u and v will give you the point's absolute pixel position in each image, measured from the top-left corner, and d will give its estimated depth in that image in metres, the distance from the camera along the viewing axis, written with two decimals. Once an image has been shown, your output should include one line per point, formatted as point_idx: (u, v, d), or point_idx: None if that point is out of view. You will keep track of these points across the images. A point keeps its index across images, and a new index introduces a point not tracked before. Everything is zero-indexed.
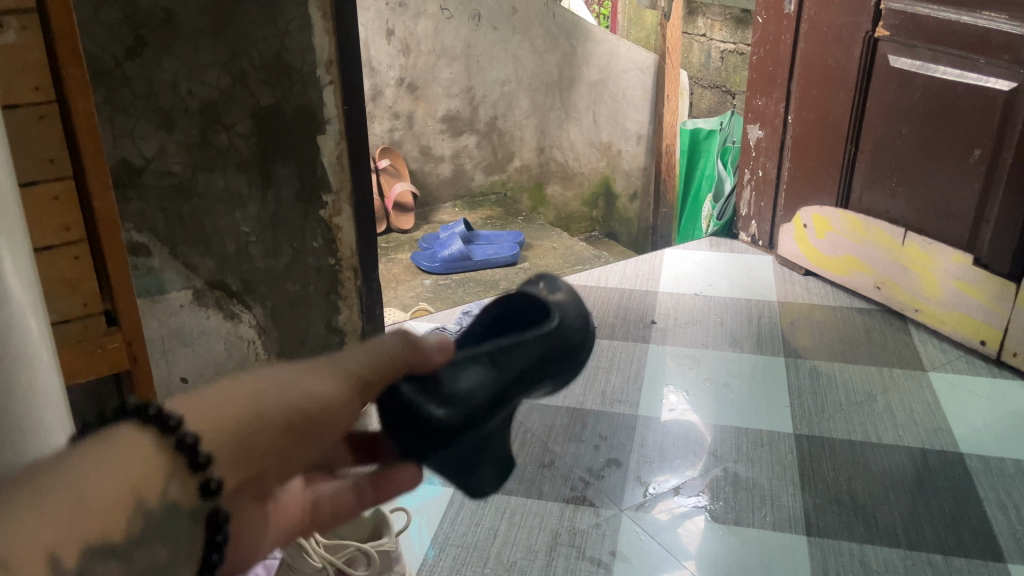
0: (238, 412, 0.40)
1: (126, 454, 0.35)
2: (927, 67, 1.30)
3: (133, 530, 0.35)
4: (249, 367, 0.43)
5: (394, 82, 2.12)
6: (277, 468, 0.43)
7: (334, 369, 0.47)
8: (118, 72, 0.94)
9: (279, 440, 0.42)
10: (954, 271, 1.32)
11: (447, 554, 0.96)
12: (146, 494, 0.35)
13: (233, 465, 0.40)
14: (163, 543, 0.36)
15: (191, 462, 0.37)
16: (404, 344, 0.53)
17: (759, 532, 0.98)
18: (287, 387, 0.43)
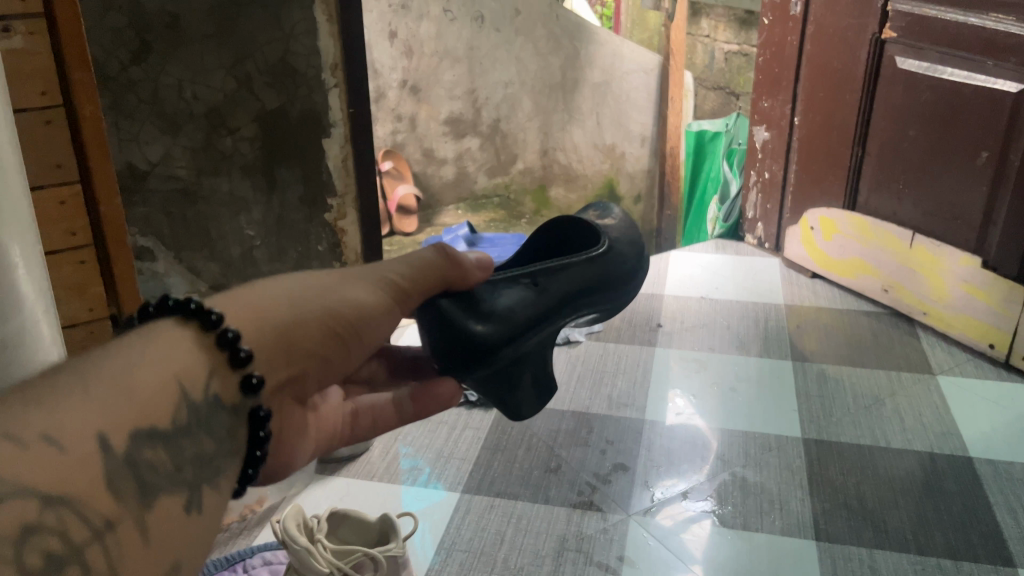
0: (269, 315, 0.54)
1: (170, 347, 0.48)
2: (934, 69, 1.29)
3: (178, 415, 0.46)
4: (290, 278, 0.57)
5: (396, 85, 2.21)
6: (316, 361, 0.57)
7: (367, 280, 0.60)
8: (123, 76, 0.97)
9: (318, 344, 0.56)
10: (962, 273, 1.31)
11: (454, 560, 0.95)
12: (188, 380, 0.48)
13: (278, 358, 0.54)
14: (204, 432, 0.48)
15: (232, 353, 0.50)
16: (443, 261, 0.64)
17: (767, 537, 0.97)
18: (332, 295, 0.57)
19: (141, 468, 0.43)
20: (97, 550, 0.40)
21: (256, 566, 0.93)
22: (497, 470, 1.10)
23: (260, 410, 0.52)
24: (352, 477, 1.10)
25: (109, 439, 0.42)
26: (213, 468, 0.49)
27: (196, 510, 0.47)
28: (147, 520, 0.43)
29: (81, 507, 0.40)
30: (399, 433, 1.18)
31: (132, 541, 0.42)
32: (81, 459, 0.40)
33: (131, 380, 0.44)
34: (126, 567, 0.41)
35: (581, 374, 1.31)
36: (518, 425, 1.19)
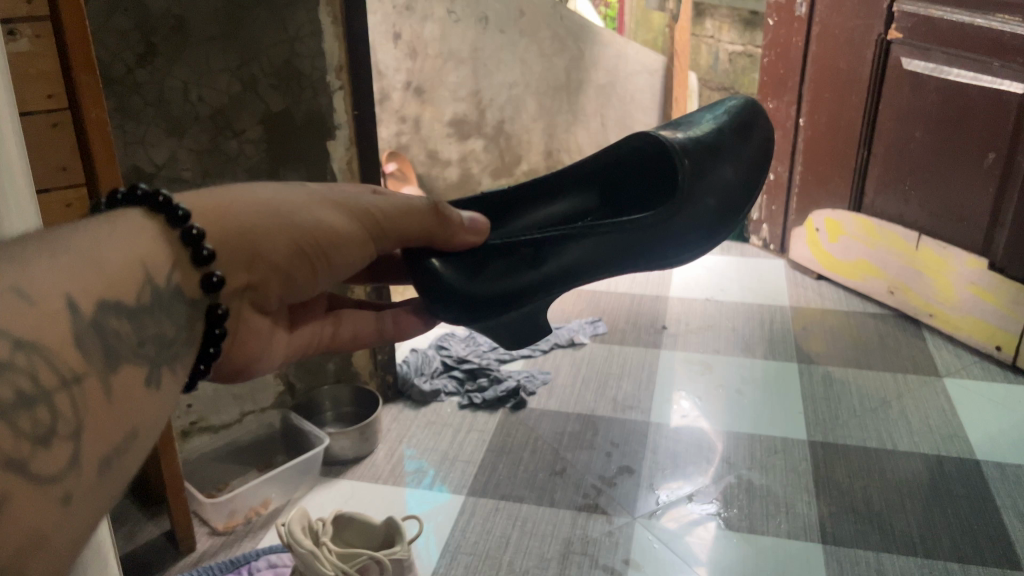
0: (231, 214, 0.57)
1: (137, 230, 0.50)
2: (940, 70, 1.29)
3: (142, 294, 0.48)
4: (262, 188, 0.60)
5: (400, 86, 1.97)
6: (276, 274, 0.61)
7: (345, 209, 0.64)
8: (129, 79, 0.92)
9: (281, 257, 0.60)
10: (969, 275, 1.31)
11: (459, 563, 0.95)
12: (152, 265, 0.49)
13: (238, 261, 0.57)
14: (164, 316, 0.50)
15: (195, 250, 0.53)
16: (432, 211, 0.69)
17: (773, 540, 0.97)
18: (299, 216, 0.61)
19: (106, 333, 0.44)
20: (64, 397, 0.41)
21: (261, 568, 0.93)
22: (502, 472, 1.10)
23: (218, 309, 0.55)
24: (357, 480, 1.10)
25: (77, 303, 0.42)
26: (171, 353, 0.50)
27: (156, 385, 0.47)
28: (112, 382, 0.44)
29: (52, 356, 0.41)
30: (403, 435, 1.19)
31: (98, 396, 0.43)
32: (49, 316, 0.41)
33: (98, 249, 0.46)
34: (89, 415, 0.42)
35: (585, 377, 1.31)
36: (523, 427, 1.19)
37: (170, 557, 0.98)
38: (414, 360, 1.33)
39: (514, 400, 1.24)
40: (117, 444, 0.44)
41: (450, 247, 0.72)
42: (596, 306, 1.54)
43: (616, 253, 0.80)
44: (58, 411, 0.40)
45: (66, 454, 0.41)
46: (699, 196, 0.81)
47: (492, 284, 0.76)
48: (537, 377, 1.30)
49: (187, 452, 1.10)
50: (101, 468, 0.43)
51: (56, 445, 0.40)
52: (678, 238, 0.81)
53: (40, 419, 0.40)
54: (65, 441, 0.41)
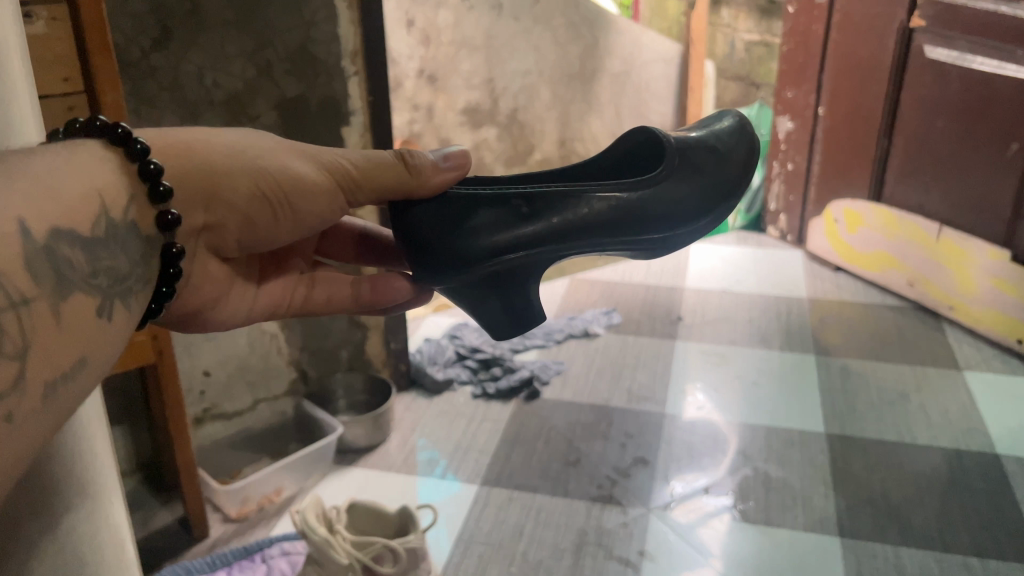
0: (192, 155, 0.60)
1: (93, 162, 0.52)
2: (963, 58, 1.27)
3: (97, 226, 0.50)
4: (224, 135, 0.62)
5: (414, 74, 1.91)
6: (235, 216, 0.63)
7: (314, 155, 0.65)
8: (144, 63, 0.92)
9: (241, 199, 0.63)
10: (990, 267, 1.28)
11: (472, 553, 0.94)
12: (108, 199, 0.51)
13: (191, 200, 0.60)
14: (118, 250, 0.52)
15: (153, 186, 0.55)
16: (400, 163, 0.67)
17: (789, 533, 0.96)
18: (264, 159, 0.63)
19: (59, 261, 0.45)
20: (12, 317, 0.42)
21: (274, 556, 0.93)
22: (516, 462, 1.09)
23: (173, 247, 0.57)
24: (370, 468, 1.10)
25: (28, 227, 0.44)
26: (125, 286, 0.52)
27: (105, 317, 0.49)
28: (61, 309, 0.45)
29: (2, 279, 0.42)
30: (416, 424, 1.18)
31: (46, 319, 0.44)
32: (1, 236, 0.42)
33: (55, 178, 0.48)
34: (36, 340, 0.43)
35: (600, 367, 1.30)
36: (537, 418, 1.18)
37: (182, 544, 0.98)
38: (427, 349, 1.31)
39: (528, 389, 1.23)
40: (63, 372, 0.45)
41: (426, 189, 0.69)
42: (610, 297, 1.53)
43: (597, 221, 0.74)
44: (4, 330, 0.41)
45: (13, 375, 0.41)
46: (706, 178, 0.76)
47: (475, 239, 0.71)
48: (552, 367, 1.29)
49: (200, 439, 1.10)
50: (46, 394, 0.44)
51: (2, 362, 0.41)
52: (674, 216, 0.75)
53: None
54: (12, 361, 0.42)
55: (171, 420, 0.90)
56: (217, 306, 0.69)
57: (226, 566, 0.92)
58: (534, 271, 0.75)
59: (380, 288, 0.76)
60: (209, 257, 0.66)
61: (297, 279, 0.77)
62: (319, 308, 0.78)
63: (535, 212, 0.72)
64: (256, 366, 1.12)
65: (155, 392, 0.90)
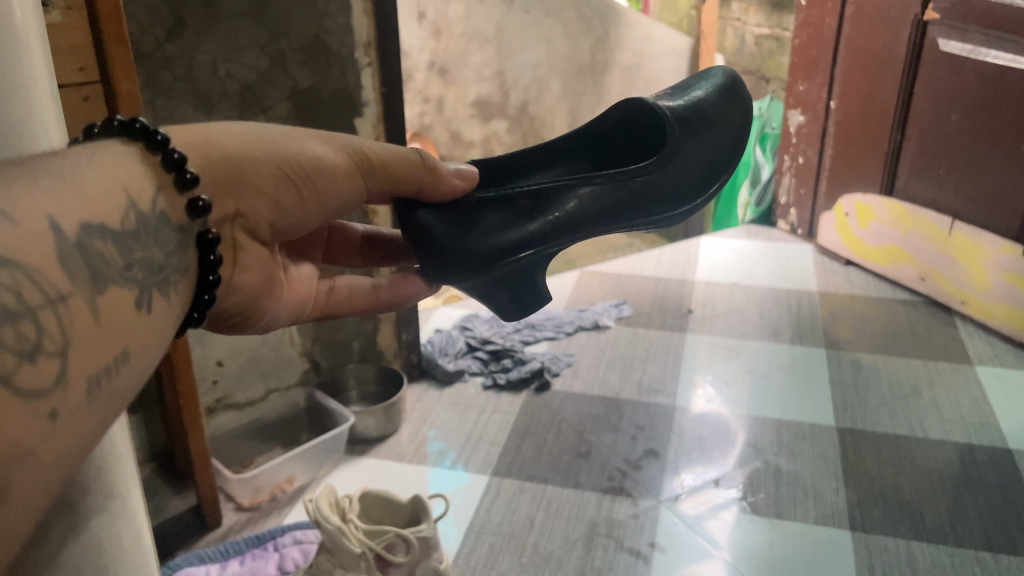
0: (216, 142, 0.57)
1: (118, 159, 0.49)
2: (978, 51, 1.26)
3: (127, 218, 0.47)
4: (238, 124, 0.59)
5: (424, 66, 1.96)
6: (265, 201, 0.60)
7: (333, 141, 0.64)
8: (158, 54, 0.92)
9: (268, 183, 0.60)
10: (1003, 261, 1.28)
11: (483, 543, 0.94)
12: (136, 192, 0.49)
13: (223, 186, 0.57)
14: (152, 242, 0.49)
15: (179, 174, 0.53)
16: (420, 160, 0.68)
17: (801, 526, 0.96)
18: (287, 142, 0.60)
19: (91, 255, 0.42)
20: (49, 314, 0.38)
21: (287, 545, 0.93)
22: (527, 454, 1.09)
23: (209, 233, 0.55)
24: (381, 459, 1.10)
25: (59, 225, 0.41)
26: (163, 277, 0.49)
27: (144, 309, 0.46)
28: (97, 304, 0.42)
29: (36, 277, 0.38)
30: (428, 416, 1.18)
31: (83, 315, 0.41)
32: (35, 234, 0.39)
33: (80, 175, 0.45)
34: (77, 336, 0.40)
35: (610, 359, 1.30)
36: (547, 410, 1.18)
37: (196, 532, 0.99)
38: (438, 340, 1.32)
39: (538, 381, 1.24)
40: (106, 366, 0.42)
41: (439, 185, 0.69)
42: (620, 290, 1.53)
43: (605, 208, 0.76)
44: (43, 327, 0.38)
45: (54, 371, 0.38)
46: (691, 156, 0.79)
47: (491, 238, 0.72)
48: (562, 359, 1.30)
49: (212, 429, 1.11)
50: (90, 390, 0.40)
51: (43, 360, 0.37)
52: (666, 198, 0.78)
53: (27, 334, 0.37)
54: (53, 358, 0.38)
55: (184, 410, 0.91)
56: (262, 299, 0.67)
57: (239, 555, 0.92)
58: (539, 263, 0.76)
59: (400, 292, 0.76)
60: (249, 245, 0.62)
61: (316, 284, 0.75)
62: (338, 309, 0.77)
63: (540, 207, 0.74)
64: (268, 356, 1.12)
65: (169, 383, 0.91)
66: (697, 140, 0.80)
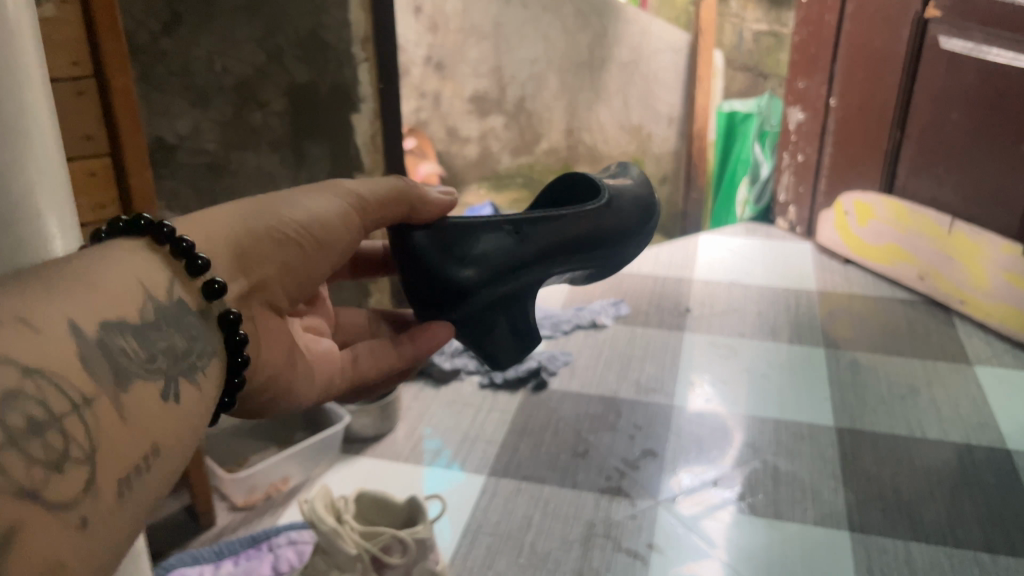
0: (212, 228, 0.56)
1: (133, 258, 0.50)
2: (978, 50, 1.26)
3: (145, 310, 0.48)
4: (230, 204, 0.59)
5: (421, 60, 2.00)
6: (275, 268, 0.59)
7: (323, 190, 0.63)
8: (153, 47, 0.91)
9: (275, 250, 0.59)
10: (1002, 261, 1.27)
11: (480, 543, 0.94)
12: (150, 284, 0.50)
13: (231, 264, 0.57)
14: (173, 329, 0.50)
15: (190, 261, 0.53)
16: (404, 188, 0.65)
17: (799, 527, 0.95)
18: (279, 206, 0.60)
19: (114, 352, 0.44)
20: (76, 421, 0.40)
21: (281, 545, 0.92)
22: (524, 453, 1.09)
23: (230, 313, 0.54)
24: (378, 458, 1.09)
25: (79, 326, 0.43)
26: (188, 363, 0.50)
27: (173, 399, 0.48)
28: (123, 402, 0.44)
29: (63, 383, 0.40)
30: (424, 414, 1.17)
31: (111, 416, 0.43)
32: (56, 340, 0.41)
33: (99, 280, 0.47)
34: (105, 438, 0.42)
35: (609, 358, 1.30)
36: (545, 408, 1.18)
37: (190, 532, 0.98)
38: None
39: (536, 379, 1.23)
40: (137, 465, 0.44)
41: (424, 214, 0.66)
42: (619, 288, 1.52)
43: (579, 238, 0.75)
44: (70, 436, 0.40)
45: (83, 478, 0.40)
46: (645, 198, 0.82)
47: (477, 267, 0.69)
48: (559, 357, 1.29)
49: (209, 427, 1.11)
50: (120, 492, 0.42)
51: (70, 469, 0.39)
52: (627, 232, 0.80)
53: (54, 445, 0.38)
54: (81, 466, 0.40)
55: None
56: (287, 376, 0.62)
57: (233, 555, 0.91)
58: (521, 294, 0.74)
59: (424, 345, 0.69)
60: (271, 321, 0.61)
61: (340, 355, 0.68)
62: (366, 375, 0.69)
63: (526, 235, 0.71)
64: None
65: None
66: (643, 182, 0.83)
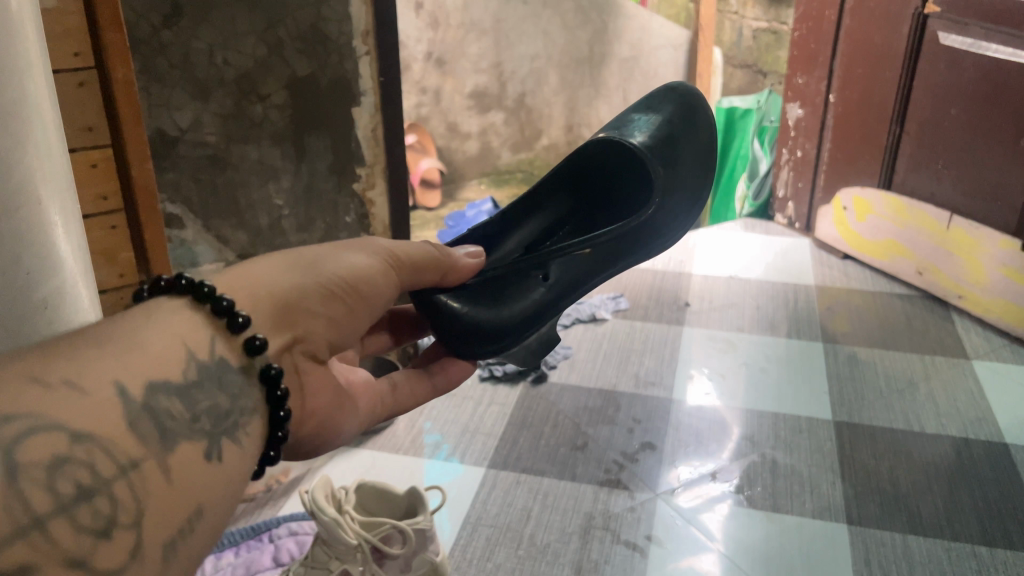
0: (259, 284, 0.57)
1: (173, 316, 0.51)
2: (978, 45, 1.26)
3: (188, 370, 0.50)
4: (271, 257, 0.60)
5: (422, 57, 2.04)
6: (320, 322, 0.61)
7: (362, 248, 0.65)
8: (154, 40, 0.92)
9: (318, 304, 0.61)
10: (1000, 257, 1.28)
11: (480, 535, 0.94)
12: (193, 343, 0.51)
13: (277, 319, 0.58)
14: (216, 388, 0.51)
15: (230, 319, 0.54)
16: (432, 251, 0.71)
17: (798, 520, 0.96)
18: (323, 263, 0.62)
19: (160, 416, 0.46)
20: (123, 485, 0.43)
21: (282, 536, 0.93)
22: (524, 445, 1.09)
23: (271, 368, 0.55)
24: (377, 450, 1.09)
25: (124, 388, 0.45)
26: (230, 421, 0.52)
27: (216, 459, 0.50)
28: (169, 464, 0.46)
29: (110, 447, 0.43)
30: (424, 407, 1.18)
31: (157, 479, 0.45)
32: (102, 402, 0.43)
33: (138, 341, 0.48)
34: (151, 500, 0.44)
35: (607, 353, 1.30)
36: (544, 401, 1.18)
37: None
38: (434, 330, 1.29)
39: (535, 373, 1.24)
40: (180, 528, 0.45)
41: (455, 267, 0.74)
42: (618, 282, 1.53)
43: (607, 254, 0.77)
44: (117, 499, 0.42)
45: (129, 544, 0.42)
46: (674, 192, 0.80)
47: (501, 315, 0.76)
48: (558, 351, 1.29)
49: None
50: (166, 555, 0.44)
51: (118, 535, 0.42)
52: (664, 223, 0.79)
53: (101, 510, 0.41)
54: (127, 531, 0.42)
55: None
56: (332, 423, 0.67)
57: (234, 546, 0.92)
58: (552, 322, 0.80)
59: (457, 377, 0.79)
60: (312, 368, 0.63)
61: (380, 384, 0.75)
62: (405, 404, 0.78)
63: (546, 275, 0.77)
64: None
65: None
66: (677, 162, 0.81)
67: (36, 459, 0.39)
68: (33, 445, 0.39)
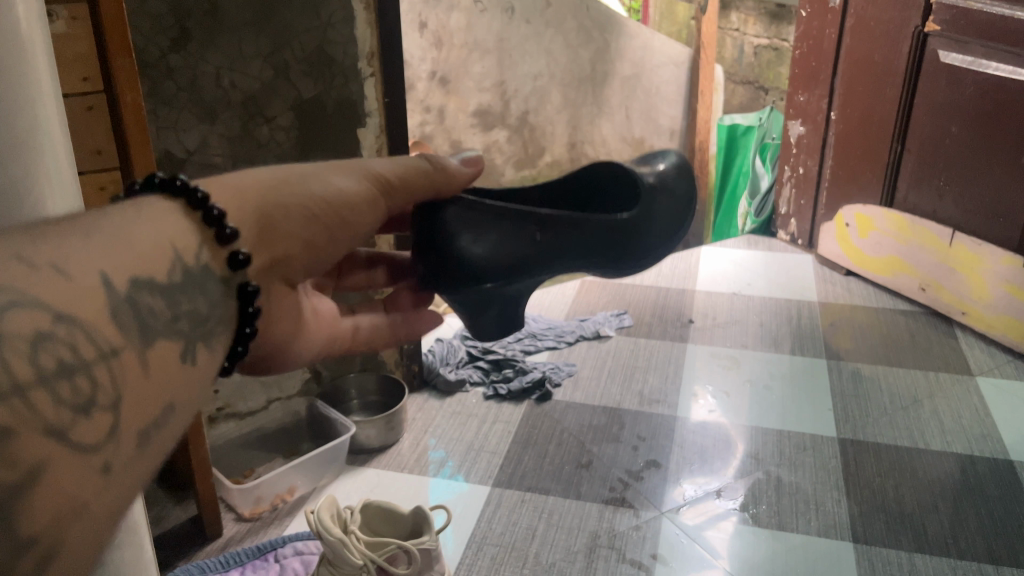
0: (246, 195, 0.55)
1: (161, 215, 0.49)
2: (978, 63, 1.27)
3: (173, 271, 0.47)
4: (257, 171, 0.58)
5: (425, 77, 1.88)
6: (300, 244, 0.59)
7: (353, 171, 0.63)
8: (162, 63, 0.92)
9: (299, 226, 0.58)
10: (1003, 273, 1.28)
11: (484, 554, 0.94)
12: (180, 245, 0.49)
13: (259, 233, 0.56)
14: (196, 293, 0.49)
15: (218, 230, 0.51)
16: (430, 168, 0.67)
17: (804, 538, 0.95)
18: (312, 182, 0.59)
19: (141, 310, 0.44)
20: (103, 369, 0.41)
21: (287, 556, 0.93)
22: (528, 464, 1.09)
23: (248, 286, 0.53)
24: (382, 469, 1.10)
25: (110, 279, 0.42)
26: (205, 329, 0.50)
27: (190, 361, 0.47)
28: (147, 356, 0.44)
29: (91, 331, 0.41)
30: (428, 425, 1.18)
31: (134, 368, 0.43)
32: (89, 292, 0.41)
33: (128, 234, 0.45)
34: (128, 389, 0.42)
35: (611, 370, 1.30)
36: (548, 420, 1.18)
37: (196, 543, 0.98)
38: (438, 350, 1.32)
39: (539, 391, 1.24)
40: (156, 420, 0.44)
41: (451, 190, 0.69)
42: (622, 298, 1.53)
43: (594, 245, 0.77)
44: (97, 382, 0.40)
45: (106, 425, 0.40)
46: (667, 223, 0.81)
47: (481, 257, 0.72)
48: (563, 369, 1.30)
49: (214, 438, 1.10)
50: (139, 443, 0.42)
51: (96, 414, 0.40)
52: (650, 247, 0.80)
53: (81, 388, 0.39)
54: (105, 412, 0.41)
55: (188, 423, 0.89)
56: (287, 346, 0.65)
57: (239, 566, 0.92)
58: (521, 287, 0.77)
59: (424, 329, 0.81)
60: (285, 290, 0.62)
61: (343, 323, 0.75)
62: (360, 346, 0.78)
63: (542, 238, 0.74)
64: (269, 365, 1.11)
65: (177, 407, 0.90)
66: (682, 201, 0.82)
67: (21, 332, 0.37)
68: (16, 319, 0.37)
